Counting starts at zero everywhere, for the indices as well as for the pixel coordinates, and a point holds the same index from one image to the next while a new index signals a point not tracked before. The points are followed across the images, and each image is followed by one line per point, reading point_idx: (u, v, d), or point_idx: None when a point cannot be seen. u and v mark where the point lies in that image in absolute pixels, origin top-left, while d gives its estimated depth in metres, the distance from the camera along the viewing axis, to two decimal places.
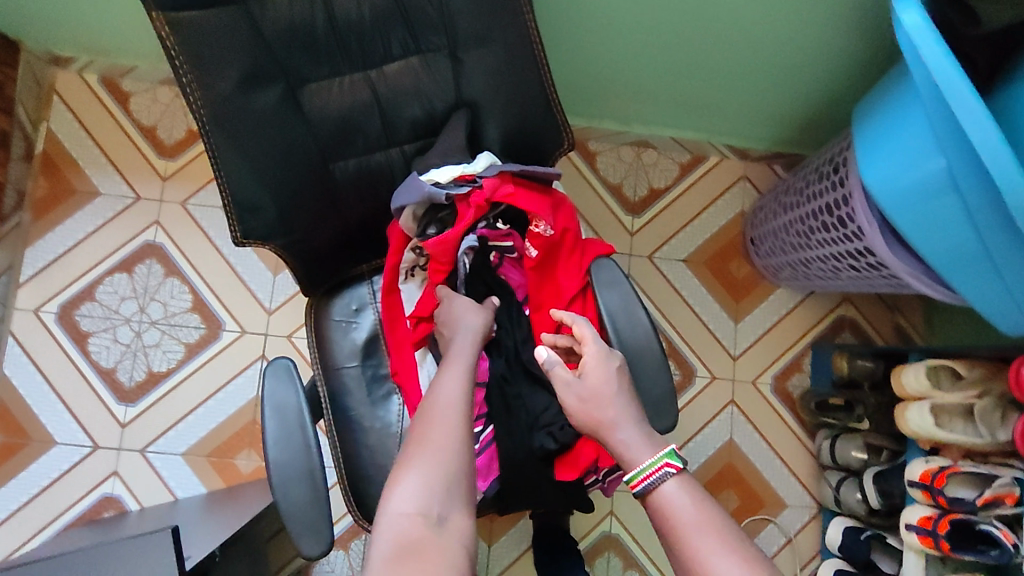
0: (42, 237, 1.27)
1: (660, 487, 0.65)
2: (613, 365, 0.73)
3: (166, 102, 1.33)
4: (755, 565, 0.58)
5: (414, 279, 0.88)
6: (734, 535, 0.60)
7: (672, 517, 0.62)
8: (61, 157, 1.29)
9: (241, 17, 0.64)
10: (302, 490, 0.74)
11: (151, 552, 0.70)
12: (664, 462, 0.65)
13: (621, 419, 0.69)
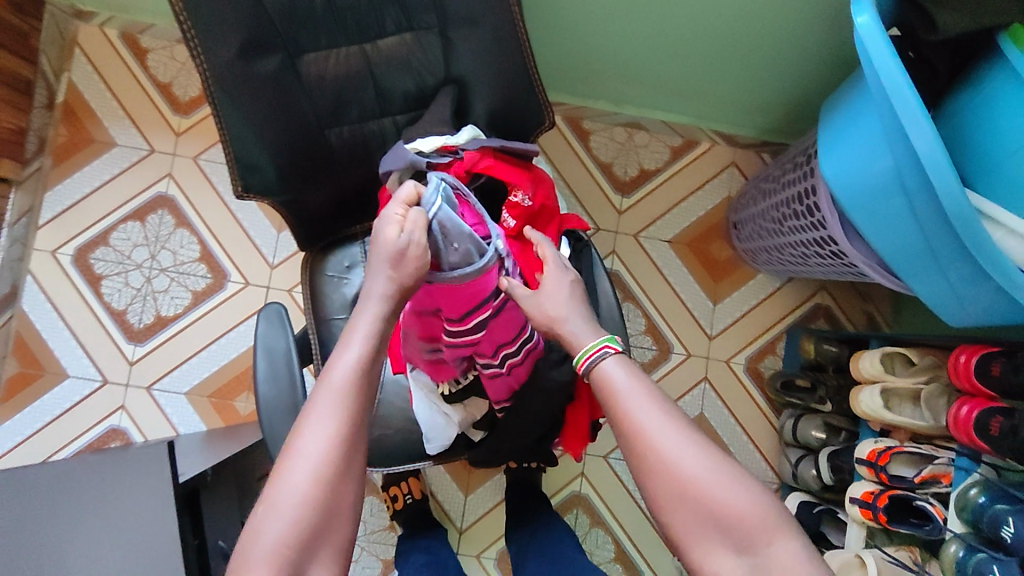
0: (62, 183, 1.35)
1: (600, 365, 0.71)
2: (567, 279, 0.77)
3: (182, 60, 1.39)
4: (676, 416, 0.67)
5: None
6: (659, 395, 0.69)
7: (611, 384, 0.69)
8: (82, 108, 1.36)
9: None
10: (286, 423, 0.82)
11: (149, 467, 0.81)
12: (604, 346, 0.71)
13: (568, 314, 0.74)
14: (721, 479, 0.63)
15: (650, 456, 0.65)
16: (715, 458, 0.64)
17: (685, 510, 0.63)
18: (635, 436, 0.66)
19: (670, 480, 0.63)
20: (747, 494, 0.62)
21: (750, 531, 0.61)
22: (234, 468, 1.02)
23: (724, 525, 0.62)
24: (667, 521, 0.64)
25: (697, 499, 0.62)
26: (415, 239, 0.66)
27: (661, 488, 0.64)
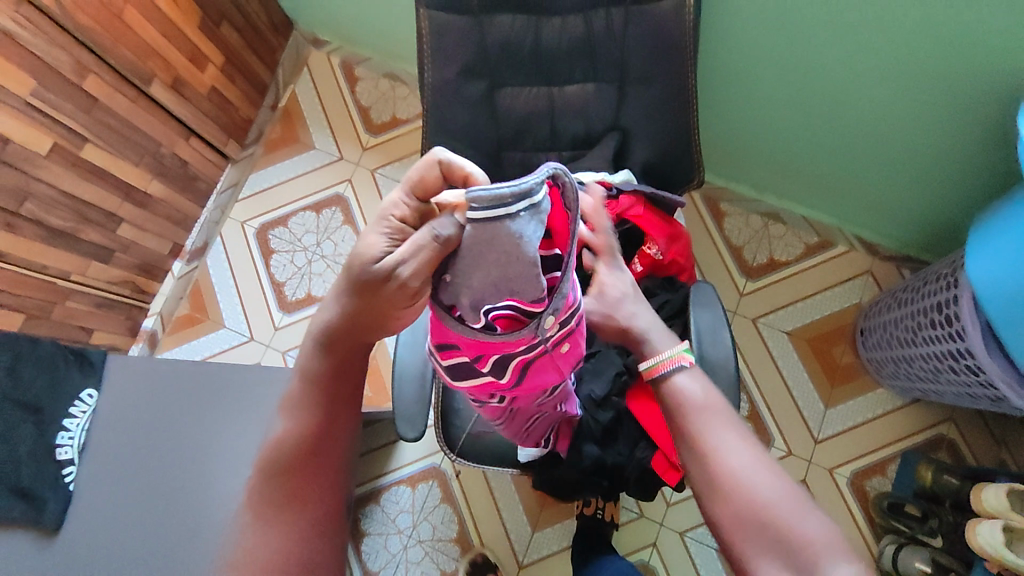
0: (266, 169, 1.61)
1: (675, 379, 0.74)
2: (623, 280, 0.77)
3: (384, 90, 1.63)
4: (751, 444, 0.71)
5: None
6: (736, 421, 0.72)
7: (682, 400, 0.72)
8: (297, 115, 1.63)
9: (475, 29, 0.86)
10: (411, 387, 0.89)
11: None
12: (678, 360, 0.74)
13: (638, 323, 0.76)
14: (794, 505, 0.66)
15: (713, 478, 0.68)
16: (785, 489, 0.67)
17: (742, 530, 0.65)
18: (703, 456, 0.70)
19: (735, 503, 0.66)
20: (803, 510, 0.65)
21: (806, 559, 0.62)
22: None
23: (780, 550, 0.63)
24: (728, 538, 0.67)
25: (759, 522, 0.65)
26: (407, 282, 0.52)
27: (724, 506, 0.67)
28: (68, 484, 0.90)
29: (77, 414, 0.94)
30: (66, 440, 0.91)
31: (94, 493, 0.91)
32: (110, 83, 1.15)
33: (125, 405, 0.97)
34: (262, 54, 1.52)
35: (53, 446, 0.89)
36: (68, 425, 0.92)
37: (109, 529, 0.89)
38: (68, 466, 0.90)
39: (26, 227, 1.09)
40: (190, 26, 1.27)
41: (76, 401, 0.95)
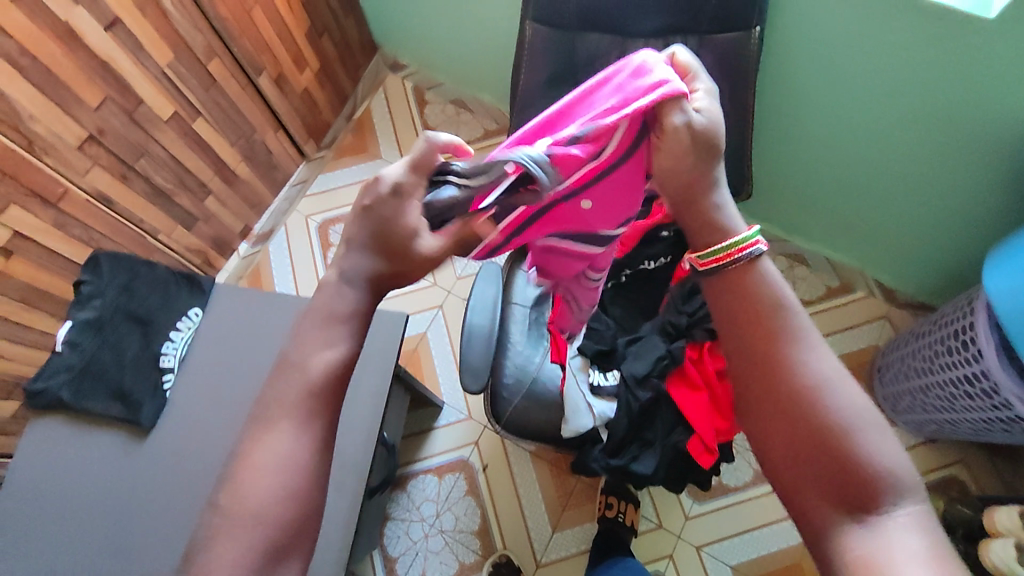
0: (334, 171, 1.74)
1: (751, 273, 0.64)
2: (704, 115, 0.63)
3: (449, 114, 1.76)
4: (825, 351, 0.63)
5: None
6: (806, 320, 0.64)
7: (757, 299, 0.64)
8: (368, 127, 1.78)
9: (568, 43, 0.99)
10: None
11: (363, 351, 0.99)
12: (755, 241, 0.64)
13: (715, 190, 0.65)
14: (869, 434, 0.58)
15: (769, 388, 0.62)
16: (857, 408, 0.60)
17: (797, 451, 0.60)
18: (761, 362, 0.63)
19: (802, 420, 0.60)
20: (879, 441, 0.58)
21: (869, 491, 0.56)
22: (397, 398, 1.21)
23: (840, 475, 0.57)
24: (787, 455, 0.61)
25: (818, 443, 0.59)
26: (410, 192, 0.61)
27: (779, 426, 0.61)
28: (166, 390, 0.90)
29: (182, 329, 0.94)
30: (170, 350, 0.93)
31: (188, 404, 0.91)
32: (228, 68, 1.28)
33: (225, 324, 0.95)
34: (347, 68, 1.68)
35: (156, 354, 0.93)
36: (173, 337, 0.93)
37: (173, 454, 0.88)
38: (167, 374, 0.91)
39: (140, 182, 1.20)
40: (299, 31, 1.42)
41: (183, 317, 0.95)
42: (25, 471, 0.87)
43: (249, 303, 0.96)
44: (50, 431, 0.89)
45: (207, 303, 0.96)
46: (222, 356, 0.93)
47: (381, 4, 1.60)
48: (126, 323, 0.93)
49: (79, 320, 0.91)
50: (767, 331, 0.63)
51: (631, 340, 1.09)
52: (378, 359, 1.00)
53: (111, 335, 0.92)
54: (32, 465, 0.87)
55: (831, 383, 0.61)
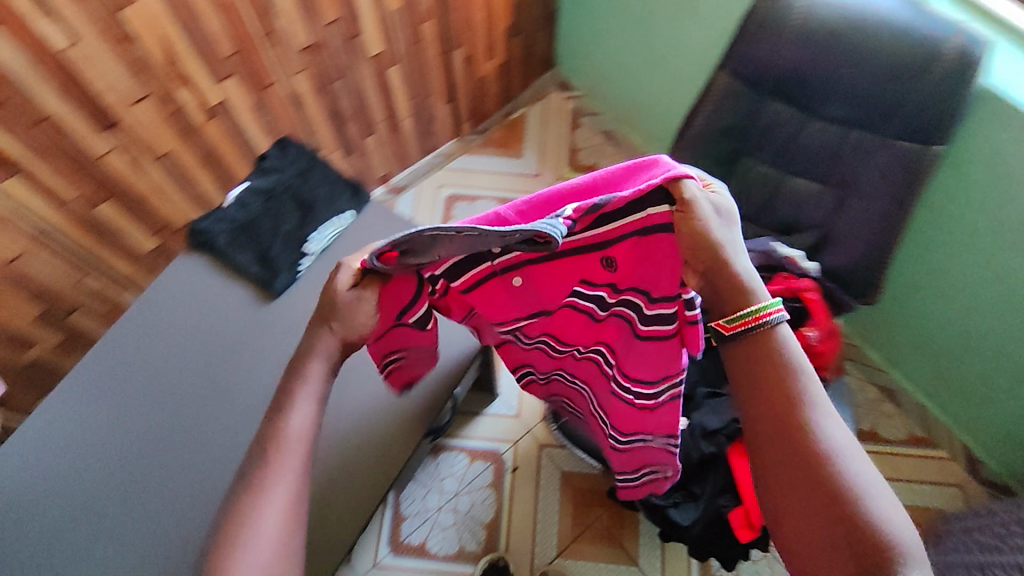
0: (477, 156, 1.80)
1: (772, 341, 0.64)
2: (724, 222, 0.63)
3: (596, 142, 1.80)
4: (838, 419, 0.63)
5: None
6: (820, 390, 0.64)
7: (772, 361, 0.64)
8: (520, 130, 1.84)
9: (753, 103, 1.06)
10: None
11: None
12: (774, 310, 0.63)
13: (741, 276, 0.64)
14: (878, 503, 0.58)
15: (789, 467, 0.62)
16: (872, 485, 0.59)
17: (817, 533, 0.59)
18: (779, 434, 0.62)
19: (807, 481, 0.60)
20: (887, 510, 0.58)
21: (872, 556, 0.55)
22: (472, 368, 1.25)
23: (844, 534, 0.57)
24: (789, 509, 0.61)
25: (823, 502, 0.59)
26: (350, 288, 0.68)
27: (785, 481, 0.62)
28: (300, 269, 1.00)
29: (333, 225, 1.03)
30: (316, 238, 1.02)
31: (314, 287, 1.00)
32: (435, 32, 1.42)
33: (370, 235, 1.04)
34: (524, 73, 1.79)
35: (305, 236, 1.02)
36: (323, 227, 1.03)
37: (257, 340, 0.96)
38: (306, 256, 1.01)
39: (327, 98, 1.33)
40: (502, 24, 1.56)
41: (337, 215, 1.04)
42: (134, 310, 0.97)
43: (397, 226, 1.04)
44: (166, 283, 0.99)
45: (357, 213, 1.06)
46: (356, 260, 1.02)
47: (575, 29, 1.72)
48: (289, 205, 1.03)
49: (257, 186, 1.02)
50: (779, 396, 0.63)
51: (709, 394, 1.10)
52: None
53: (272, 206, 1.02)
54: (145, 308, 0.98)
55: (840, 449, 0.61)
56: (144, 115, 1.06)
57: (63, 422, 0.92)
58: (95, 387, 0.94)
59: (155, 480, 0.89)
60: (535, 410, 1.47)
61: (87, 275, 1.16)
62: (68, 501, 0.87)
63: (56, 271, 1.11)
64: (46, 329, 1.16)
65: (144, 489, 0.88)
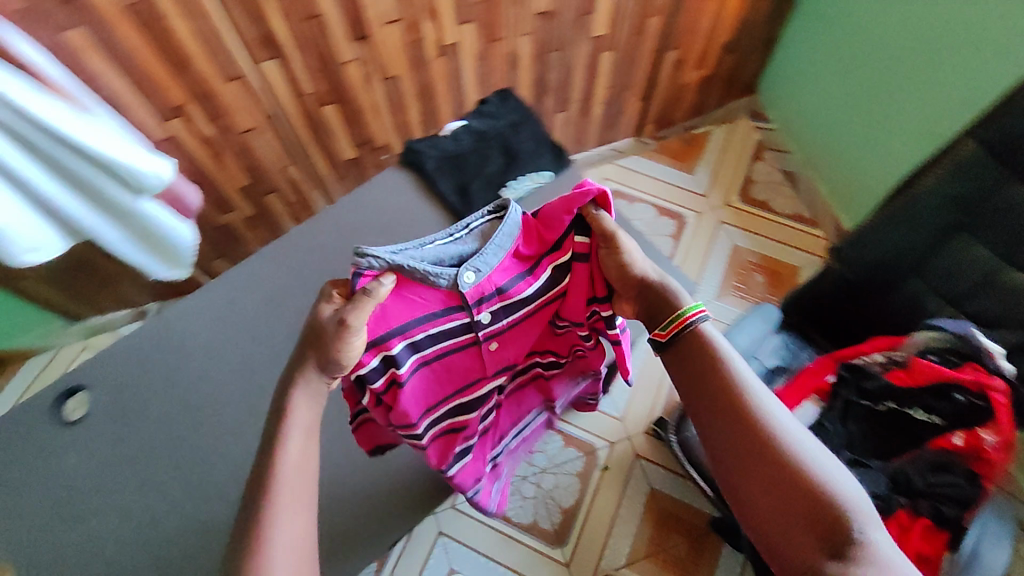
0: (649, 160, 1.75)
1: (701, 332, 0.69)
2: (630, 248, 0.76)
3: (773, 180, 1.72)
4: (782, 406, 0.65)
5: (863, 366, 1.02)
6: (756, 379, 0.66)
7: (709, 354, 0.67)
8: (699, 146, 1.77)
9: (992, 180, 0.90)
10: None
11: None
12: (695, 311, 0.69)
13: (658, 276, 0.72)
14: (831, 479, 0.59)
15: (742, 439, 0.62)
16: (824, 463, 0.60)
17: (778, 511, 0.59)
18: (729, 419, 0.64)
19: (757, 465, 0.61)
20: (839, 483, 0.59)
21: (829, 525, 0.56)
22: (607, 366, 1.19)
23: (802, 508, 0.58)
24: (746, 493, 0.61)
25: (780, 483, 0.59)
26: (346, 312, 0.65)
27: (743, 466, 0.62)
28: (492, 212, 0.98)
29: (530, 178, 1.01)
30: (514, 185, 1.00)
31: None
32: (658, 29, 1.37)
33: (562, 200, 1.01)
34: (724, 92, 1.71)
35: (503, 181, 1.00)
36: (521, 177, 1.00)
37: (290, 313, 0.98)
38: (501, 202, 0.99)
39: (539, 67, 1.34)
40: (723, 38, 1.47)
41: (535, 171, 1.01)
42: (226, 276, 0.99)
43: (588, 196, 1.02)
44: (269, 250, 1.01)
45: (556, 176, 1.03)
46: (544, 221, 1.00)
47: (792, 60, 1.59)
48: (493, 150, 1.01)
49: (473, 125, 1.03)
50: (723, 385, 0.65)
51: (858, 462, 0.98)
52: None
53: (477, 147, 1.01)
54: (235, 274, 0.99)
55: (787, 430, 0.62)
56: (389, 36, 1.14)
57: (123, 371, 0.94)
58: (165, 343, 0.96)
59: (199, 446, 0.91)
60: (640, 419, 1.45)
61: (292, 164, 1.30)
62: (117, 436, 0.91)
63: (272, 151, 1.25)
64: (247, 199, 1.32)
65: (167, 449, 0.90)
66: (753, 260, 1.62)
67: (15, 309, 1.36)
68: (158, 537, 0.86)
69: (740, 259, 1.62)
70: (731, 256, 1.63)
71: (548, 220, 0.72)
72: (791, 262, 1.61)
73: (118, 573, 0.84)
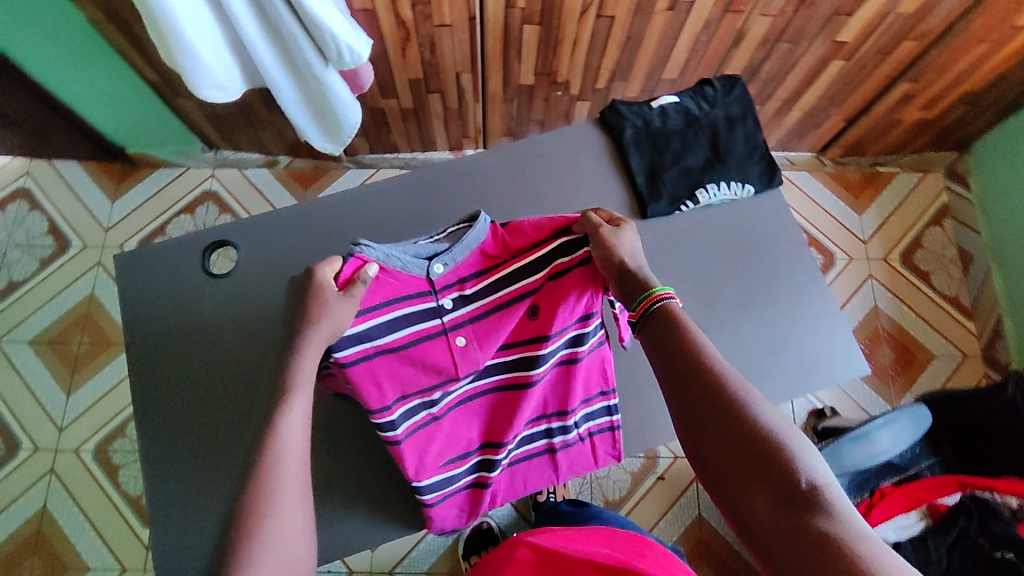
0: (818, 183, 1.60)
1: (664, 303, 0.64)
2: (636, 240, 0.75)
3: (945, 253, 1.55)
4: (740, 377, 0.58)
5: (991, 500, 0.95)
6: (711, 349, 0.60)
7: (669, 326, 0.61)
8: (876, 188, 1.60)
9: None
10: (851, 450, 0.88)
11: (815, 365, 0.87)
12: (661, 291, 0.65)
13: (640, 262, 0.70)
14: (801, 444, 0.52)
15: (689, 387, 0.57)
16: (793, 431, 0.53)
17: (750, 483, 0.51)
18: (692, 390, 0.57)
19: (725, 435, 0.54)
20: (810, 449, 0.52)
21: (803, 493, 0.49)
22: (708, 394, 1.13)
23: (774, 477, 0.50)
24: (716, 469, 0.54)
25: (749, 454, 0.52)
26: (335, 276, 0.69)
27: (708, 441, 0.54)
28: (675, 210, 0.90)
29: (728, 188, 0.90)
30: (709, 191, 0.89)
31: (669, 236, 0.90)
32: (905, 56, 1.18)
33: (751, 223, 0.92)
34: (934, 141, 1.50)
35: (699, 181, 0.89)
36: (719, 185, 0.89)
37: (404, 228, 0.93)
38: (689, 203, 0.89)
39: (760, 54, 1.19)
40: (970, 87, 1.27)
41: (737, 182, 0.90)
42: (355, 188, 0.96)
43: (778, 230, 0.92)
44: (434, 168, 0.95)
45: (755, 194, 0.91)
46: (724, 238, 0.91)
47: None
48: (699, 142, 0.90)
49: (686, 106, 0.92)
50: (685, 357, 0.59)
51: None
52: (797, 383, 0.87)
53: (683, 133, 0.90)
54: (403, 179, 0.94)
55: (753, 398, 0.55)
56: None
57: (272, 235, 0.94)
58: (323, 225, 0.93)
59: None
60: None
61: (467, 72, 1.22)
62: (217, 303, 0.91)
63: (456, 55, 1.17)
64: (410, 91, 1.27)
65: (260, 330, 0.90)
66: (889, 328, 1.49)
67: (163, 121, 1.37)
68: (244, 407, 0.88)
69: (875, 322, 1.50)
70: (868, 315, 1.50)
71: (513, 231, 0.76)
72: (929, 347, 1.48)
73: (202, 425, 0.88)
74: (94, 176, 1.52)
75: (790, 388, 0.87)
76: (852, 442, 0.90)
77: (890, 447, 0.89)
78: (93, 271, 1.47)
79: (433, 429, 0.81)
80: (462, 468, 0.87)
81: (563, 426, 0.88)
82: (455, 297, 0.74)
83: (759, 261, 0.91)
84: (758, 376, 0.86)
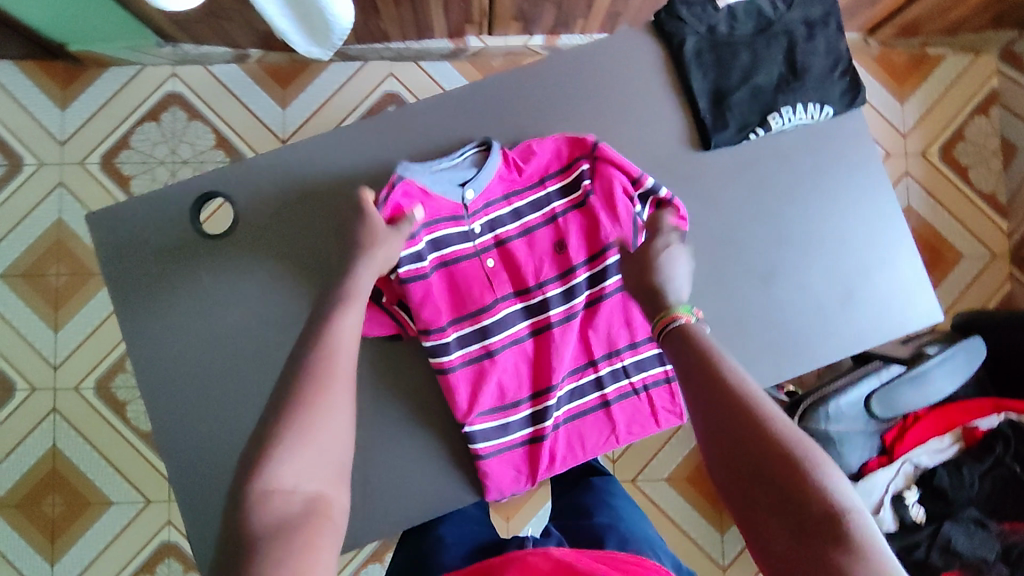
0: (860, 67, 1.43)
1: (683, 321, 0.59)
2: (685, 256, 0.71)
3: (987, 145, 1.44)
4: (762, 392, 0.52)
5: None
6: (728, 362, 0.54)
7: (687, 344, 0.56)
8: (923, 71, 1.44)
9: None
10: (905, 389, 0.88)
11: (876, 304, 0.85)
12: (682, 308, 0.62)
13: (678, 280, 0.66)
14: (828, 474, 0.46)
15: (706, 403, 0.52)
16: (819, 455, 0.48)
17: (768, 514, 0.46)
18: (709, 411, 0.51)
19: (743, 462, 0.48)
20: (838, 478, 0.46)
21: (827, 529, 0.44)
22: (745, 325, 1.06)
23: (794, 509, 0.45)
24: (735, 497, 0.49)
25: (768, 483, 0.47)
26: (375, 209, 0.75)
27: (726, 466, 0.49)
28: (745, 138, 0.82)
29: (805, 111, 0.82)
30: (785, 114, 0.81)
31: (722, 169, 0.84)
32: None
33: (819, 150, 0.86)
34: (998, 18, 1.32)
35: (774, 104, 0.81)
36: (796, 107, 0.82)
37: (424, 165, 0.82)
38: (762, 129, 0.82)
39: None
40: None
41: (814, 103, 0.82)
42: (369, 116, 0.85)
43: (844, 156, 0.86)
44: (472, 91, 0.84)
45: (832, 115, 0.84)
46: (784, 169, 0.85)
47: None
48: (773, 56, 0.82)
49: (759, 6, 0.82)
50: (701, 376, 0.53)
51: (976, 519, 0.95)
52: (859, 326, 0.85)
53: (757, 45, 0.81)
54: (420, 106, 0.84)
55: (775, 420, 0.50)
56: None
57: (271, 180, 0.84)
58: (333, 173, 0.84)
59: None
60: None
61: None
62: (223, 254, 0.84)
63: None
64: None
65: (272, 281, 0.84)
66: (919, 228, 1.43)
67: (108, 17, 1.14)
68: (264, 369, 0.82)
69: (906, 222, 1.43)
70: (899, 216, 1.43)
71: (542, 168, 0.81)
72: (958, 247, 1.43)
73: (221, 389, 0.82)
74: (35, 79, 1.29)
75: (852, 328, 0.85)
76: (910, 384, 0.88)
77: (944, 385, 0.89)
78: (54, 192, 1.30)
79: (485, 364, 0.79)
80: (516, 414, 0.80)
81: (613, 371, 0.82)
82: (483, 224, 0.80)
83: (822, 191, 0.86)
84: (819, 317, 0.84)
